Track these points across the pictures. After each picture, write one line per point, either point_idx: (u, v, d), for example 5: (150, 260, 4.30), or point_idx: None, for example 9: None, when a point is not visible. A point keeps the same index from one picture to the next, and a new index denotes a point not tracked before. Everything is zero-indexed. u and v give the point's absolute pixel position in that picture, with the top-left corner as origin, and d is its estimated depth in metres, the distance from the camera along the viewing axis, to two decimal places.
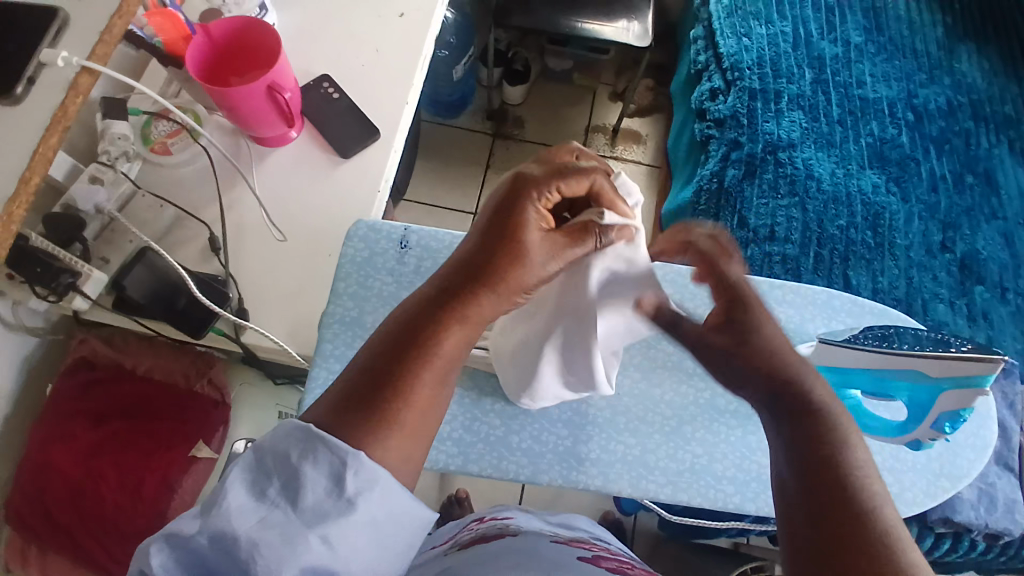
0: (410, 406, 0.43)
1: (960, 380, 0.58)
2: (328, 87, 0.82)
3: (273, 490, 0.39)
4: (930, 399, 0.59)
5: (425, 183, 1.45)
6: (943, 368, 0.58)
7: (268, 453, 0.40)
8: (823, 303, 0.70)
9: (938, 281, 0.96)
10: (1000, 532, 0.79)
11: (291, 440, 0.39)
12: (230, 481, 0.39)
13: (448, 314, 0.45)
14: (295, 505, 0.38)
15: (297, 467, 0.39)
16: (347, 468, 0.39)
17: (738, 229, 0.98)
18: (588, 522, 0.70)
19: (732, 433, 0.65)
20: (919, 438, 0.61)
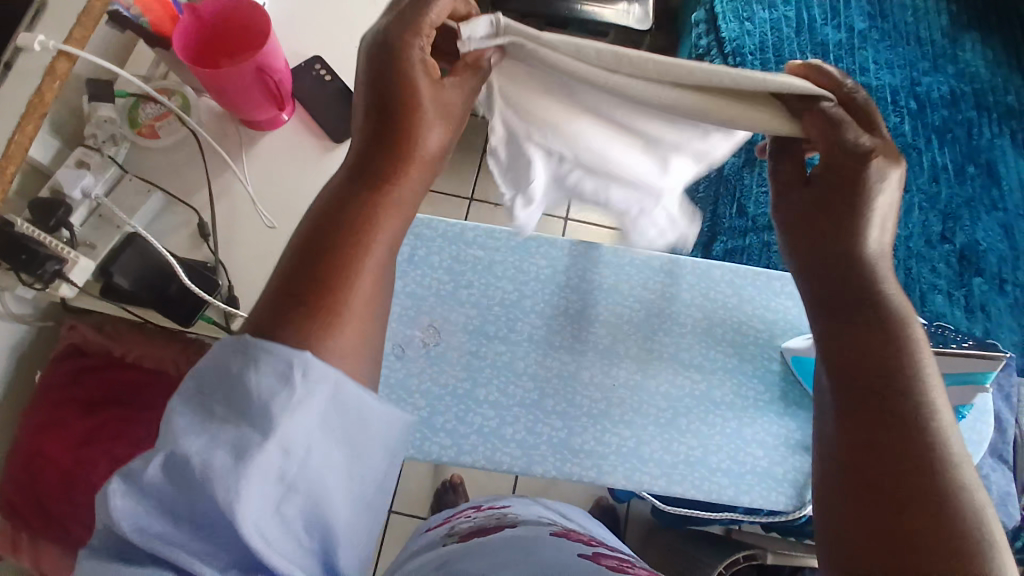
0: (342, 347, 0.39)
1: (960, 377, 0.57)
2: (320, 69, 0.80)
3: (218, 408, 0.36)
4: None
5: None
6: (943, 365, 0.57)
7: (208, 374, 0.36)
8: None
9: (936, 272, 0.95)
10: None
11: (227, 354, 0.36)
12: (171, 407, 0.36)
13: (363, 213, 0.43)
14: (245, 416, 0.35)
15: (239, 377, 0.35)
16: (293, 368, 0.35)
17: (738, 218, 0.97)
18: (586, 515, 0.70)
19: (727, 425, 0.64)
20: None
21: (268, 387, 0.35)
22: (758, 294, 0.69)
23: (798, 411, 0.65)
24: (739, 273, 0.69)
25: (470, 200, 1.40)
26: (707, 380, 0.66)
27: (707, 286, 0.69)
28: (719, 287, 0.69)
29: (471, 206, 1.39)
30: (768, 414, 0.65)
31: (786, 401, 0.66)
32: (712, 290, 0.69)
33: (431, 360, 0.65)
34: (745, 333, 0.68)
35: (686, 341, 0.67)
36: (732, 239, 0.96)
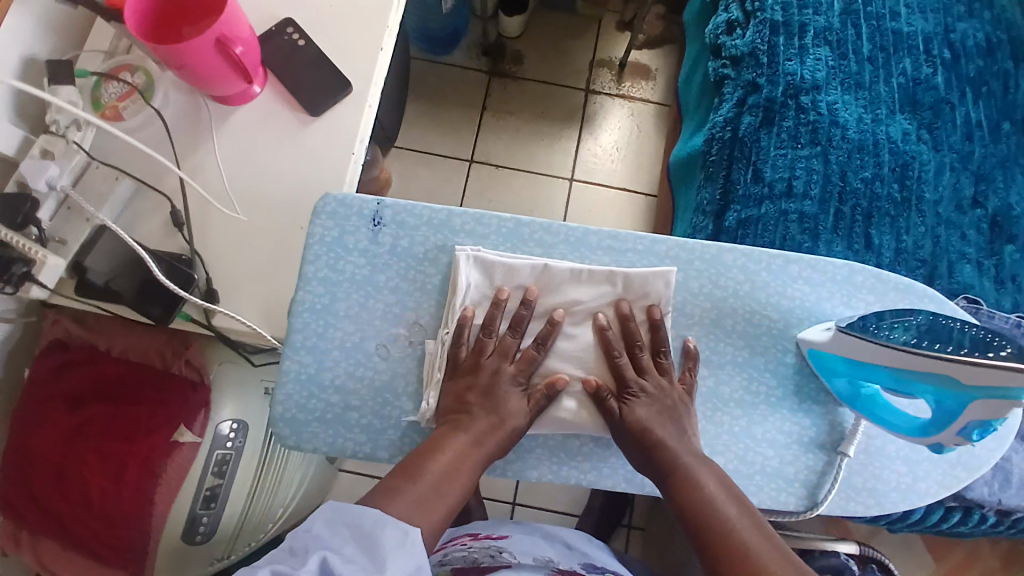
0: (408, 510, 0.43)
1: (994, 390, 0.52)
2: (292, 33, 0.74)
3: (350, 549, 0.41)
4: (957, 406, 0.54)
5: (417, 127, 1.34)
6: (973, 375, 0.52)
7: (345, 525, 0.43)
8: (844, 278, 0.64)
9: (966, 240, 0.89)
10: (1012, 509, 0.78)
11: (370, 518, 0.43)
12: (316, 537, 0.42)
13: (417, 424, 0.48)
14: (372, 557, 0.41)
15: (370, 530, 0.42)
16: (408, 535, 0.43)
17: (752, 184, 0.89)
18: (585, 540, 0.75)
19: (736, 423, 0.61)
20: (942, 443, 0.56)
21: (392, 542, 0.42)
22: (774, 279, 0.63)
23: (810, 405, 0.62)
24: (753, 256, 0.64)
25: (470, 162, 1.33)
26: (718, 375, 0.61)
27: (715, 271, 0.63)
28: (730, 273, 0.63)
29: (472, 167, 1.33)
30: (781, 409, 0.62)
31: (800, 395, 0.62)
32: (722, 277, 0.63)
33: (421, 359, 0.61)
34: (759, 323, 0.63)
35: (691, 332, 0.62)
36: (747, 209, 0.88)
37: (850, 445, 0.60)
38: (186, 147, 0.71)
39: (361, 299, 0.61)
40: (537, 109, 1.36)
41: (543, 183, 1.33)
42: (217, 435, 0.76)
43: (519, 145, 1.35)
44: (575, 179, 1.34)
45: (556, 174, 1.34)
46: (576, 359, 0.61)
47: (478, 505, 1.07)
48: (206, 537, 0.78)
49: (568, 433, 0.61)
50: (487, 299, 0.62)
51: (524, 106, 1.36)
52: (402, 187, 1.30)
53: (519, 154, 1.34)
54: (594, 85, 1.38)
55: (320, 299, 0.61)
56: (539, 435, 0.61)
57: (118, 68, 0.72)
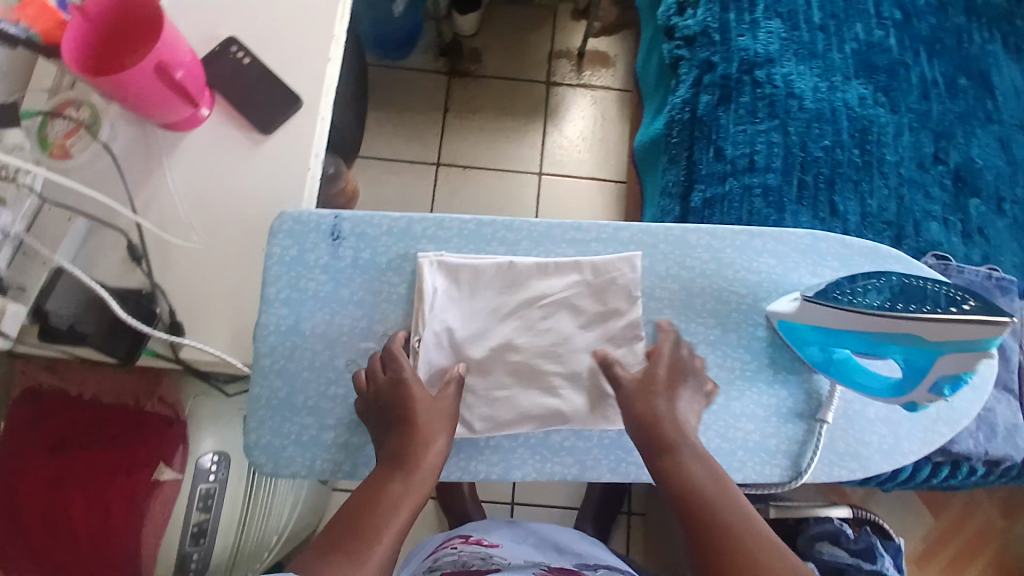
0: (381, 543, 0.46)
1: (961, 344, 0.52)
2: (237, 52, 0.73)
3: None
4: (927, 364, 0.55)
5: (379, 134, 1.31)
6: (939, 332, 0.52)
7: None
8: (808, 247, 0.64)
9: (931, 198, 0.90)
10: (1002, 458, 0.80)
11: None
12: None
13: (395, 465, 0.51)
14: None
15: None
16: None
17: (715, 162, 0.88)
18: (575, 535, 0.78)
19: (714, 401, 0.61)
20: (916, 401, 0.57)
21: None
22: (738, 255, 0.64)
23: (786, 376, 0.62)
24: (716, 235, 0.64)
25: (437, 164, 1.31)
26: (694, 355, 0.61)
27: (680, 253, 0.63)
28: (695, 253, 0.63)
29: (439, 170, 1.30)
30: (757, 383, 0.62)
31: (774, 367, 0.62)
32: (687, 257, 0.63)
33: None
34: (728, 300, 0.63)
35: (662, 315, 0.62)
36: (711, 187, 0.88)
37: (827, 411, 0.60)
38: (139, 177, 0.70)
39: (328, 316, 0.61)
40: (500, 106, 1.34)
41: (511, 180, 1.32)
42: (199, 467, 0.76)
43: (486, 144, 1.33)
44: (544, 172, 1.33)
45: (525, 169, 1.33)
46: (551, 355, 0.61)
47: (475, 509, 1.07)
48: (200, 568, 0.78)
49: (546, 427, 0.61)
50: (453, 301, 0.61)
51: (487, 104, 1.34)
52: (371, 198, 1.27)
53: (485, 152, 1.32)
54: (555, 77, 1.37)
55: (285, 319, 0.61)
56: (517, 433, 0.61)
57: (62, 105, 0.70)
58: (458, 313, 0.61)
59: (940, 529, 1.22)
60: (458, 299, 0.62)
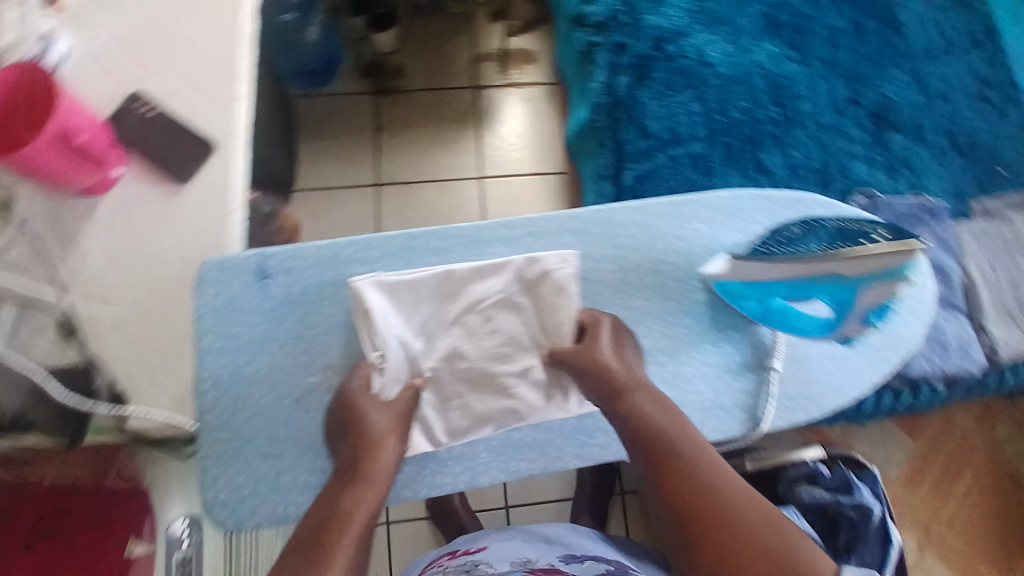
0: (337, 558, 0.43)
1: (876, 274, 0.64)
2: (141, 105, 0.67)
3: None
4: (851, 297, 0.64)
5: (313, 165, 1.28)
6: (860, 265, 0.63)
7: None
8: (734, 207, 0.65)
9: (852, 140, 0.92)
10: (958, 373, 0.84)
11: None
12: None
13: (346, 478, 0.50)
14: None
15: None
16: None
17: (641, 140, 0.89)
18: (568, 528, 0.79)
19: (665, 370, 0.62)
20: (849, 334, 0.64)
21: None
22: (668, 226, 0.64)
23: (730, 333, 0.63)
24: (643, 209, 0.64)
25: (376, 185, 1.29)
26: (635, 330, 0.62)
27: (611, 232, 0.63)
28: (626, 231, 0.64)
29: (379, 191, 1.29)
30: (701, 346, 0.63)
31: (718, 328, 0.63)
32: (619, 236, 0.64)
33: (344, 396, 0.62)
34: (664, 271, 0.64)
35: (604, 296, 0.63)
36: (640, 164, 0.89)
37: (774, 358, 0.63)
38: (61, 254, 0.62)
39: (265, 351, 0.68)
40: (430, 118, 1.33)
41: (455, 187, 1.32)
42: (170, 540, 0.63)
43: (424, 157, 1.32)
44: (485, 176, 1.33)
45: (465, 175, 1.32)
46: (500, 357, 0.62)
47: (468, 518, 1.06)
48: None
49: (506, 420, 0.62)
50: (399, 320, 0.60)
51: (418, 118, 1.33)
52: (315, 230, 1.25)
53: (422, 166, 1.31)
54: (482, 80, 1.36)
55: (228, 362, 0.67)
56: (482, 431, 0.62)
57: None
58: (405, 329, 0.61)
59: (921, 452, 1.26)
60: (401, 317, 0.61)
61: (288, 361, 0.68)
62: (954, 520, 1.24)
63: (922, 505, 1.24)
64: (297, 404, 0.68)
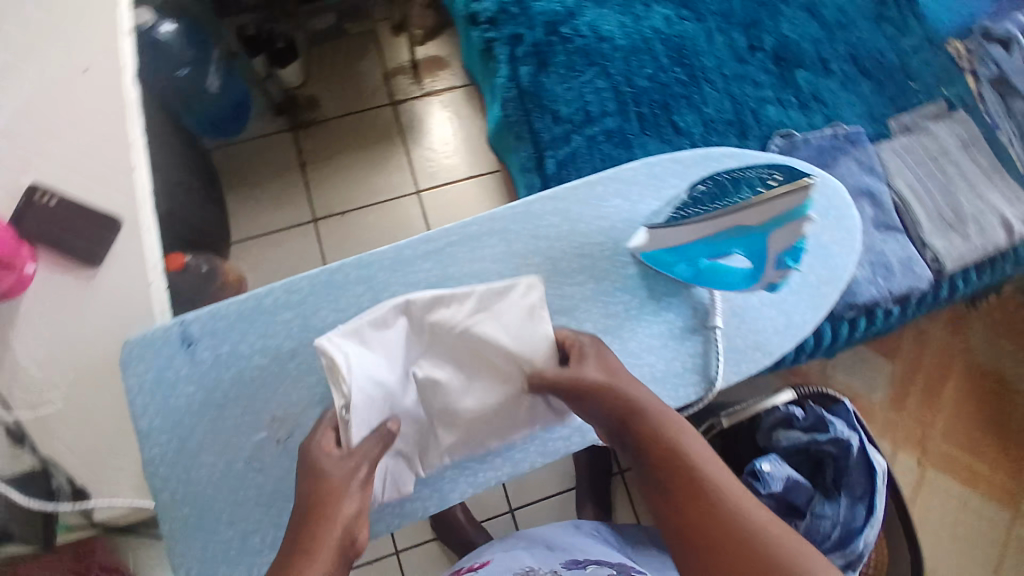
0: None
1: (779, 221, 0.56)
2: (42, 196, 0.61)
3: None
4: (763, 246, 0.59)
5: (245, 215, 1.25)
6: (757, 217, 0.56)
7: None
8: (646, 175, 0.66)
9: (760, 85, 0.93)
10: (908, 292, 0.83)
11: None
12: None
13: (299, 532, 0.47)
14: None
15: None
16: None
17: (555, 126, 0.89)
18: (570, 528, 0.78)
19: (612, 349, 0.62)
20: (773, 280, 0.61)
21: None
22: (586, 208, 0.64)
23: (667, 300, 0.64)
24: (557, 196, 0.64)
25: (313, 222, 1.26)
26: (574, 316, 0.62)
27: (531, 225, 0.63)
28: (546, 221, 0.63)
29: (318, 226, 1.26)
30: (644, 318, 0.63)
31: (656, 297, 0.63)
32: (540, 226, 0.63)
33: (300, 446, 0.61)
34: (591, 253, 0.63)
35: (536, 292, 0.62)
36: (559, 150, 0.88)
37: (716, 316, 0.63)
38: None
39: (210, 420, 0.61)
40: (354, 144, 1.31)
41: (395, 207, 1.30)
42: None
43: (356, 183, 1.29)
44: (422, 190, 1.31)
45: (401, 193, 1.30)
46: (443, 381, 0.59)
47: (474, 532, 1.06)
48: None
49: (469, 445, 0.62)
50: (372, 366, 0.56)
51: (342, 146, 1.31)
52: (261, 279, 1.22)
53: (356, 192, 1.29)
54: (399, 95, 1.34)
55: (171, 440, 0.61)
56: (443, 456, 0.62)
57: None
58: (379, 370, 0.56)
59: (900, 370, 1.28)
60: (376, 364, 0.56)
61: (234, 426, 0.62)
62: (940, 427, 1.27)
63: (909, 420, 1.26)
64: (249, 465, 0.62)
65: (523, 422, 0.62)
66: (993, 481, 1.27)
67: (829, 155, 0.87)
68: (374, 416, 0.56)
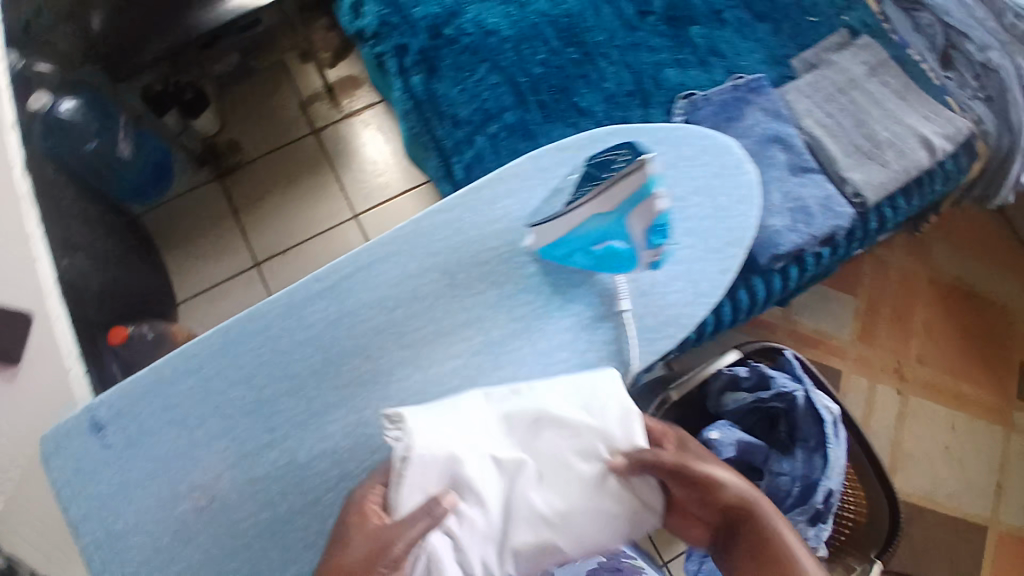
0: None
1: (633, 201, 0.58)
2: None
3: None
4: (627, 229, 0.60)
5: (188, 271, 1.25)
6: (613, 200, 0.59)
7: None
8: (533, 168, 0.64)
9: (656, 49, 0.92)
10: (832, 232, 0.82)
11: None
12: None
13: None
14: None
15: None
16: None
17: (456, 129, 0.87)
18: None
19: (524, 352, 0.61)
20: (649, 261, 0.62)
21: None
22: (475, 214, 0.62)
23: (572, 292, 0.63)
24: (444, 207, 0.62)
25: (255, 266, 1.26)
26: (478, 328, 0.60)
27: (423, 242, 0.61)
28: (437, 235, 0.61)
29: (263, 269, 1.26)
30: (552, 315, 0.62)
31: (561, 292, 0.62)
32: (431, 242, 0.61)
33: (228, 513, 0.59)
34: (487, 259, 0.62)
35: (438, 310, 0.60)
36: (464, 154, 0.87)
37: (621, 299, 0.62)
38: None
39: (133, 501, 0.58)
40: (283, 179, 1.30)
41: (336, 235, 1.29)
42: None
43: (293, 218, 1.29)
44: (359, 213, 1.30)
45: (340, 219, 1.29)
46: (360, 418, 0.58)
47: None
48: None
49: (542, 550, 0.52)
50: (443, 432, 0.51)
51: (271, 183, 1.30)
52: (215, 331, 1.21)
53: (294, 226, 1.28)
54: (319, 122, 1.33)
55: (100, 525, 0.58)
56: (504, 558, 0.51)
57: None
58: (450, 435, 0.51)
59: (865, 301, 1.27)
60: (448, 429, 0.52)
61: (156, 503, 0.58)
62: (914, 351, 1.27)
63: (881, 350, 1.26)
64: (175, 537, 0.58)
65: (600, 506, 0.52)
66: (972, 394, 1.27)
67: (735, 107, 0.87)
68: (434, 477, 0.50)
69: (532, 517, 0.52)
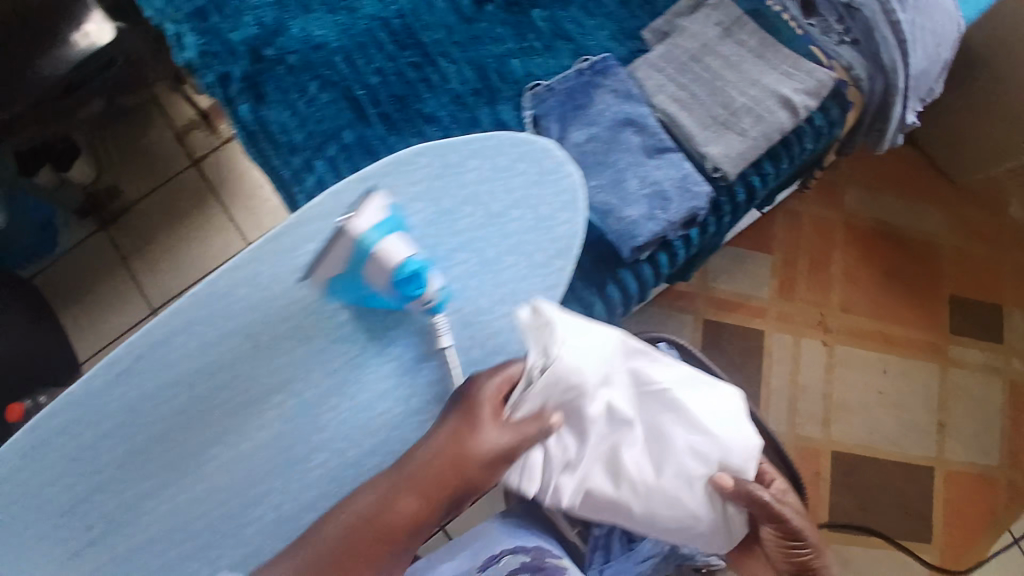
0: None
1: (356, 261, 0.57)
2: None
3: None
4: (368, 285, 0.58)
5: (85, 328, 1.21)
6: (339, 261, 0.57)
7: None
8: (327, 209, 0.58)
9: (499, 40, 0.86)
10: (692, 214, 0.78)
11: None
12: None
13: None
14: None
15: None
16: None
17: (291, 155, 0.81)
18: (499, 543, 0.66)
19: (340, 405, 0.59)
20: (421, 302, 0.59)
21: None
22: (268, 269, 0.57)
23: (388, 334, 0.61)
24: (234, 267, 0.57)
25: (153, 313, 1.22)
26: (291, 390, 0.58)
27: (218, 307, 0.56)
28: (234, 297, 0.57)
29: None
30: (368, 361, 0.60)
31: (376, 335, 0.60)
32: (225, 306, 0.56)
33: None
34: (288, 314, 0.58)
35: (242, 377, 0.57)
36: (306, 181, 0.80)
37: (441, 336, 0.61)
38: None
39: None
40: (172, 218, 1.26)
41: None
42: None
43: (188, 257, 1.24)
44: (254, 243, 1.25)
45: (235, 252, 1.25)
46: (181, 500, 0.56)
47: None
48: None
49: (614, 503, 0.60)
50: (588, 359, 0.55)
51: (160, 225, 1.25)
52: None
53: (188, 266, 1.24)
54: (201, 153, 1.27)
55: None
56: (577, 492, 0.60)
57: None
58: (586, 369, 0.55)
59: (783, 257, 1.24)
60: (591, 358, 0.55)
61: None
62: (836, 302, 1.24)
63: (802, 305, 1.23)
64: None
65: (674, 484, 0.59)
66: (903, 336, 1.24)
67: (582, 94, 0.82)
68: (553, 397, 0.55)
69: (615, 462, 0.59)
